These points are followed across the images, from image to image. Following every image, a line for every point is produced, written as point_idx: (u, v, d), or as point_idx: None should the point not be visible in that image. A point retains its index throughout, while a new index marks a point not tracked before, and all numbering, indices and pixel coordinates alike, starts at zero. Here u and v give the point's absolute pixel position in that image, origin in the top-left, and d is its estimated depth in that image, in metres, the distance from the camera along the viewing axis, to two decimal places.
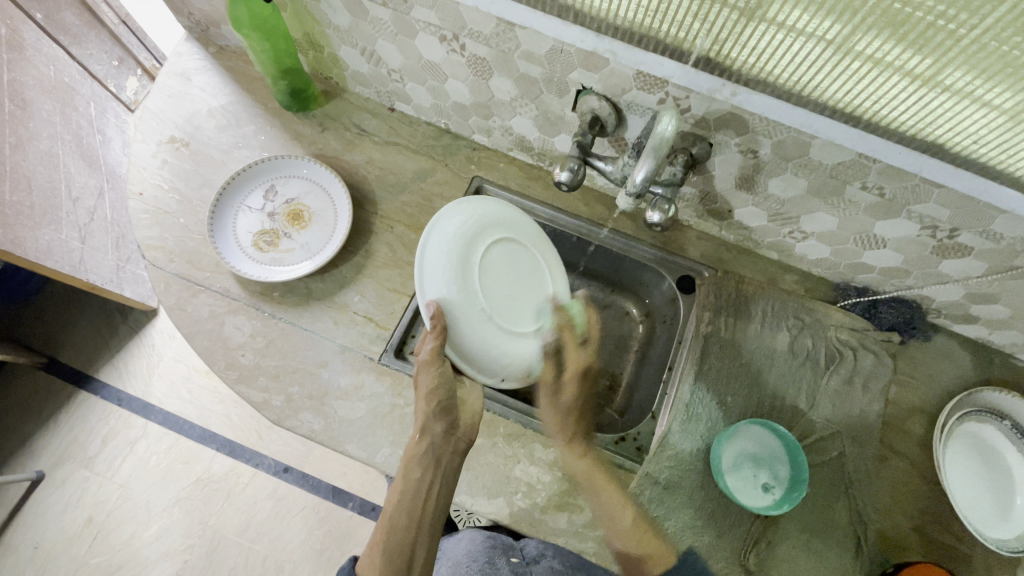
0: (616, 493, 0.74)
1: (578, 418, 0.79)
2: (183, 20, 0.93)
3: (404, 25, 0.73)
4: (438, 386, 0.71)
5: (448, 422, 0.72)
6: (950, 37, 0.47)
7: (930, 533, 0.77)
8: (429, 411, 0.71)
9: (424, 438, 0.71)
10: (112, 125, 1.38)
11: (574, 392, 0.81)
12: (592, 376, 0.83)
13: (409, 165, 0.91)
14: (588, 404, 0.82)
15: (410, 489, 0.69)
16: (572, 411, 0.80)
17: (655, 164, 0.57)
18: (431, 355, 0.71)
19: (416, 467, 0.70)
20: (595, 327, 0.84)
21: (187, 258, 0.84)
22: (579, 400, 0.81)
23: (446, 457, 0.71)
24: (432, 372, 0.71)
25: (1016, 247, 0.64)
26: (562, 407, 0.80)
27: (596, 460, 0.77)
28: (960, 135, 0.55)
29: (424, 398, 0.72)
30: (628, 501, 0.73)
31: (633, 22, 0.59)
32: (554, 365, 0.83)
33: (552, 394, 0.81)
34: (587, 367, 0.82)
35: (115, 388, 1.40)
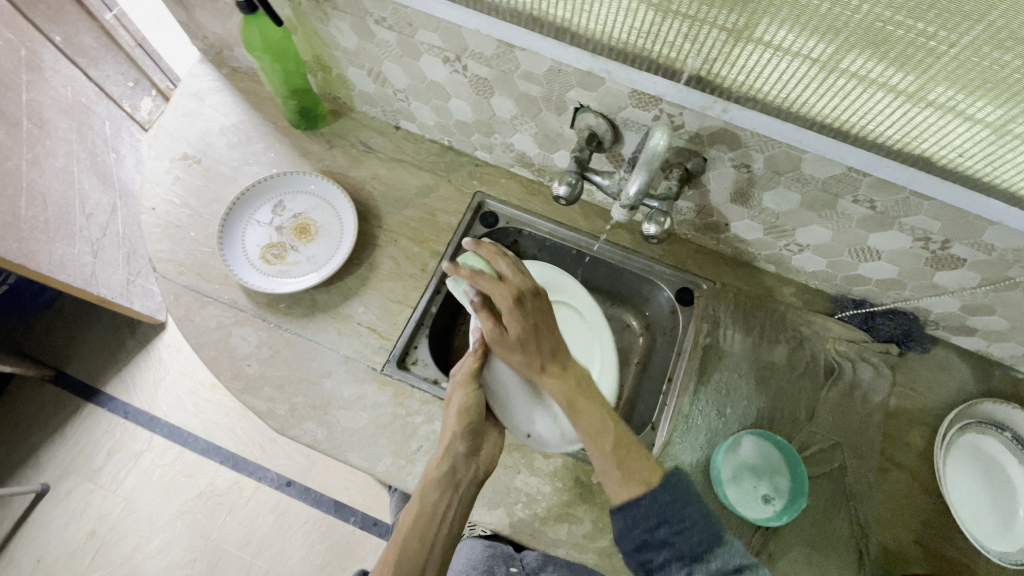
0: (598, 412, 0.70)
1: (537, 342, 0.72)
2: (198, 43, 0.97)
3: (408, 47, 0.76)
4: (470, 405, 0.73)
5: (472, 446, 0.72)
6: (931, 53, 0.49)
7: (934, 547, 0.76)
8: (456, 430, 0.71)
9: (447, 457, 0.70)
10: (126, 143, 1.42)
11: (518, 323, 0.71)
12: (533, 295, 0.72)
13: (413, 181, 0.94)
14: (540, 319, 0.73)
15: (427, 512, 0.67)
16: (524, 342, 0.72)
17: (648, 177, 0.59)
18: (467, 374, 0.75)
19: (433, 487, 0.69)
20: (497, 255, 0.74)
21: (196, 271, 0.86)
22: (527, 326, 0.71)
23: (466, 482, 0.70)
24: (465, 393, 0.74)
25: (1007, 258, 0.66)
26: (516, 342, 0.72)
27: (576, 380, 0.73)
28: (945, 148, 0.57)
29: (454, 416, 0.72)
30: (608, 415, 0.70)
31: (626, 43, 0.61)
32: (489, 312, 0.72)
33: (499, 339, 0.73)
34: (525, 288, 0.72)
35: (121, 401, 1.42)
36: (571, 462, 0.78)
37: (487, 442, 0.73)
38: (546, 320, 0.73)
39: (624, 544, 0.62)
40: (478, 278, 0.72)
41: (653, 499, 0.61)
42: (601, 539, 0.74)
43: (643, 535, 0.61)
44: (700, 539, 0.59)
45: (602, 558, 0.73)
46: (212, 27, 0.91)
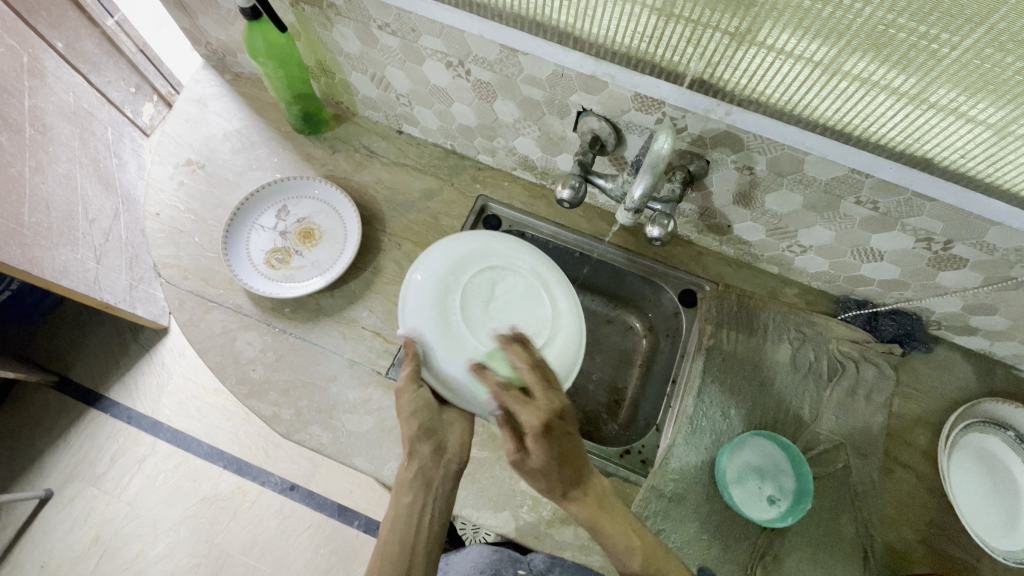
0: (620, 525, 0.65)
1: (563, 467, 0.63)
2: (201, 49, 0.97)
3: (412, 52, 0.76)
4: (418, 409, 0.70)
5: (436, 443, 0.70)
6: (933, 56, 0.49)
7: (939, 546, 0.76)
8: (414, 430, 0.70)
9: (413, 460, 0.69)
10: (128, 149, 1.43)
11: (543, 452, 0.63)
12: (563, 418, 0.66)
13: (416, 185, 0.94)
14: (569, 448, 0.65)
15: (402, 515, 0.67)
16: (546, 471, 0.63)
17: (652, 180, 0.59)
18: (406, 380, 0.70)
19: (405, 491, 0.68)
20: (525, 361, 0.70)
21: (201, 276, 0.87)
22: (553, 456, 0.63)
23: (437, 478, 0.69)
24: (409, 395, 0.70)
25: (1010, 258, 0.66)
26: (539, 471, 0.64)
27: (598, 501, 0.66)
28: (947, 149, 0.57)
29: (405, 420, 0.70)
30: (632, 527, 0.65)
31: (629, 47, 0.62)
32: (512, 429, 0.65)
33: (520, 464, 0.64)
34: (553, 406, 0.65)
35: (125, 407, 1.42)
36: None
37: (450, 435, 0.72)
38: (578, 452, 0.66)
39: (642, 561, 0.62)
40: (504, 393, 0.67)
41: None
42: None
43: None
44: None
45: (608, 560, 0.73)
46: (216, 33, 0.92)
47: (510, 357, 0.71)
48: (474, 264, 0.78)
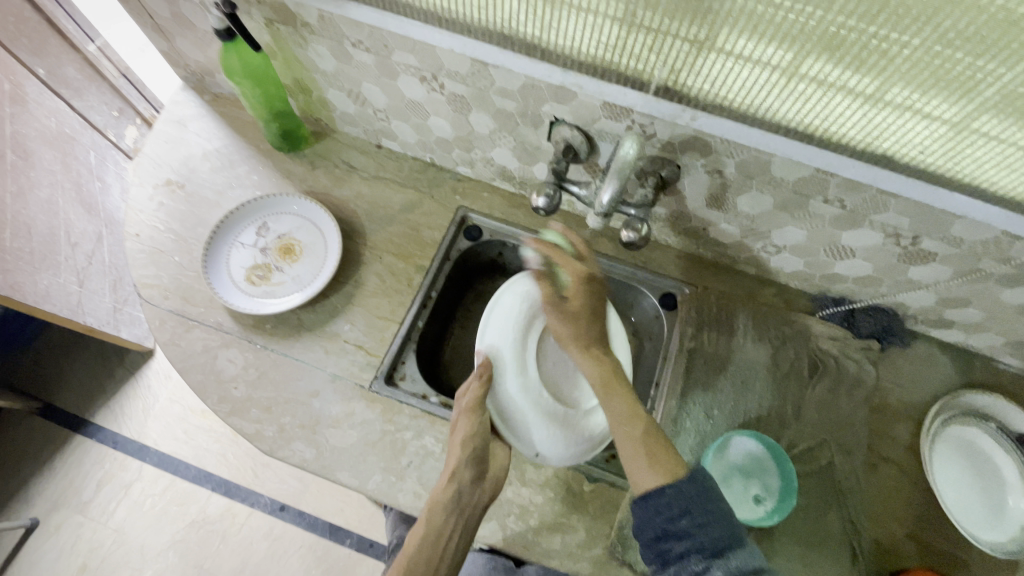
0: (628, 408, 0.71)
1: (587, 320, 0.79)
2: (180, 71, 0.98)
3: (386, 68, 0.77)
4: (474, 436, 0.72)
5: (478, 472, 0.71)
6: (884, 56, 0.51)
7: (926, 540, 0.77)
8: (460, 457, 0.70)
9: (452, 484, 0.69)
10: (111, 172, 1.41)
11: (579, 296, 0.80)
12: (591, 278, 0.81)
13: (396, 198, 0.95)
14: (601, 307, 0.81)
15: (431, 535, 0.68)
16: (579, 315, 0.79)
17: (619, 185, 0.61)
18: (473, 403, 0.74)
19: (439, 512, 0.69)
20: (582, 247, 0.82)
21: (182, 295, 0.86)
22: (586, 301, 0.80)
23: (470, 507, 0.70)
24: (470, 420, 0.73)
25: (976, 251, 0.67)
26: (570, 312, 0.80)
27: (612, 365, 0.76)
28: (905, 146, 0.59)
29: (458, 445, 0.71)
30: (639, 409, 0.71)
31: (595, 57, 0.63)
32: (550, 281, 0.83)
33: (555, 304, 0.81)
34: (585, 275, 0.80)
35: (111, 431, 1.40)
36: (563, 471, 0.78)
37: (492, 467, 0.72)
38: (601, 309, 0.81)
39: (644, 536, 0.60)
40: (557, 253, 0.81)
41: (676, 492, 0.59)
42: (595, 548, 0.74)
43: (664, 526, 0.58)
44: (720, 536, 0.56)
45: (597, 568, 0.73)
46: (194, 55, 0.93)
47: (573, 243, 0.84)
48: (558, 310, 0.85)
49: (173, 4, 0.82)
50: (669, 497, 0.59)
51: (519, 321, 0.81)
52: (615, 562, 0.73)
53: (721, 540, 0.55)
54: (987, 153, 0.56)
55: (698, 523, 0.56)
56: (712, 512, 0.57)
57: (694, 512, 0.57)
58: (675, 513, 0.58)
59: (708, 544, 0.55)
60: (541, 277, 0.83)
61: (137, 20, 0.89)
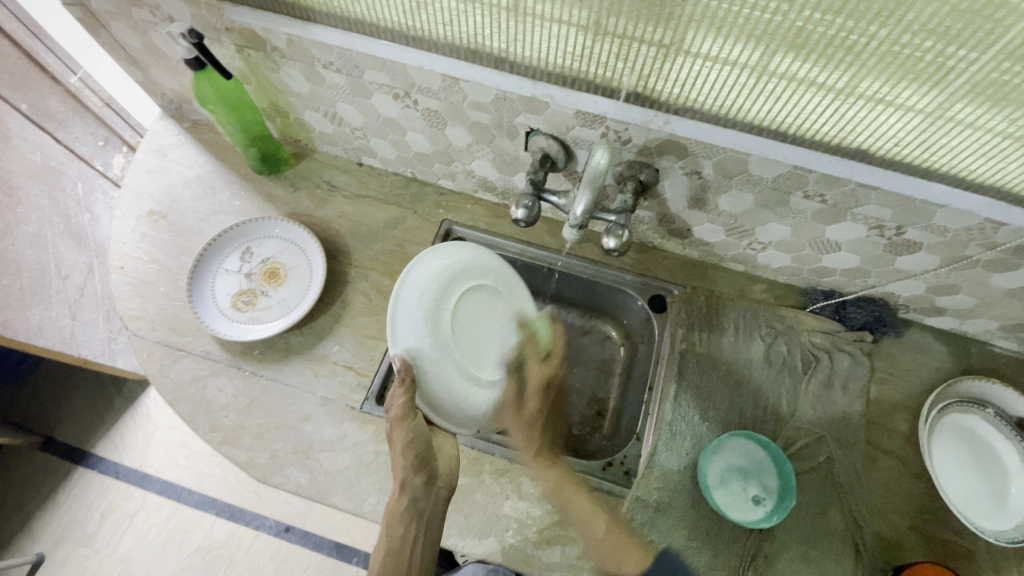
0: (584, 504, 0.74)
1: (541, 428, 0.80)
2: (158, 100, 0.99)
3: (359, 87, 0.77)
4: (412, 442, 0.71)
5: (427, 475, 0.71)
6: (850, 51, 0.50)
7: (930, 531, 0.76)
8: (405, 468, 0.70)
9: (404, 495, 0.71)
10: (100, 203, 1.35)
11: (538, 400, 0.82)
12: (555, 389, 0.84)
13: (380, 215, 0.94)
14: (555, 411, 0.84)
15: (395, 543, 0.72)
16: (534, 424, 0.80)
17: (593, 195, 0.60)
18: (402, 412, 0.72)
19: (398, 522, 0.71)
20: (559, 338, 0.85)
21: (169, 326, 0.86)
22: (541, 411, 0.81)
23: (428, 509, 0.72)
24: (404, 429, 0.71)
25: (962, 238, 0.66)
26: (529, 420, 0.80)
27: (564, 471, 0.77)
28: (880, 139, 0.59)
29: (400, 456, 0.71)
30: (603, 512, 0.74)
31: (564, 67, 0.63)
32: (516, 374, 0.85)
33: (512, 405, 0.82)
34: (549, 379, 0.83)
35: (112, 462, 1.40)
36: None
37: (440, 464, 0.73)
38: (554, 420, 0.83)
39: None
40: (532, 347, 0.84)
41: None
42: None
43: None
44: None
45: None
46: (170, 84, 0.93)
47: (553, 332, 0.86)
48: (458, 284, 0.84)
49: (144, 35, 0.82)
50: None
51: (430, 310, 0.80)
52: None
53: None
54: (962, 141, 0.56)
55: None
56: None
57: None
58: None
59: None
60: (511, 365, 0.85)
61: (110, 53, 0.89)
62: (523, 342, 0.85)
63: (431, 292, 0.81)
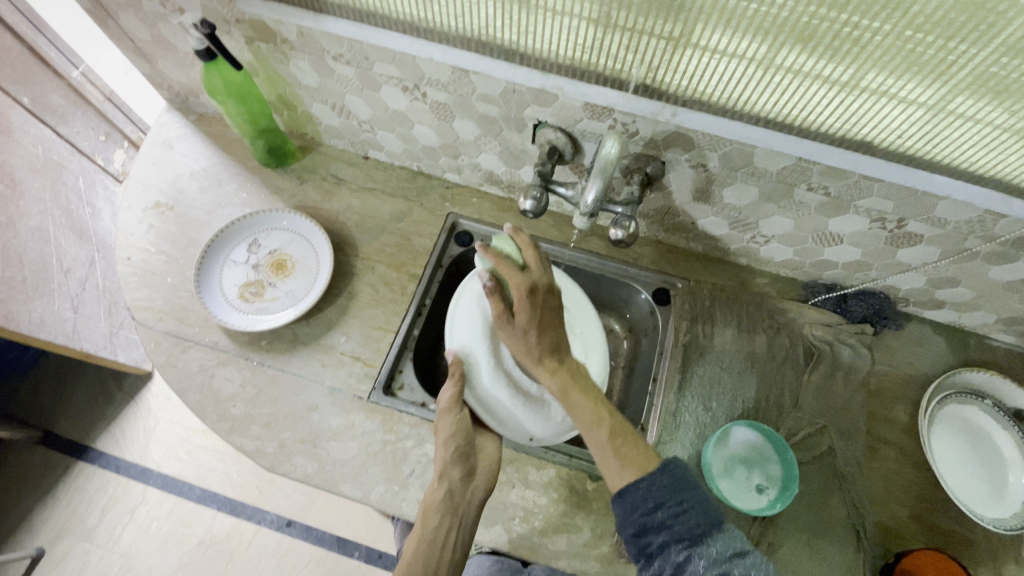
0: (592, 407, 0.68)
1: (541, 330, 0.70)
2: (164, 93, 0.99)
3: (368, 80, 0.77)
4: (456, 432, 0.71)
5: (468, 467, 0.70)
6: (855, 45, 0.51)
7: (929, 520, 0.77)
8: (447, 455, 0.69)
9: (443, 484, 0.68)
10: (101, 197, 1.39)
11: (527, 311, 0.70)
12: (547, 291, 0.71)
13: (386, 208, 0.95)
14: (551, 314, 0.71)
15: (427, 537, 0.66)
16: (527, 331, 0.70)
17: (603, 184, 0.61)
18: (450, 401, 0.73)
19: (432, 513, 0.67)
20: (529, 247, 0.72)
21: (176, 316, 0.86)
22: (535, 317, 0.70)
23: (464, 504, 0.68)
24: (452, 418, 0.72)
25: (962, 230, 0.68)
26: (520, 330, 0.71)
27: (572, 372, 0.71)
28: (884, 131, 0.60)
29: (443, 442, 0.70)
30: (603, 405, 0.68)
31: (573, 59, 0.64)
32: (499, 297, 0.71)
33: (503, 321, 0.71)
34: (537, 282, 0.70)
35: (114, 456, 1.40)
36: (564, 470, 0.79)
37: (481, 464, 0.72)
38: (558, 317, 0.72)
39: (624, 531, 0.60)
40: (501, 262, 0.70)
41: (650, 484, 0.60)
42: (601, 546, 0.74)
43: (642, 520, 0.59)
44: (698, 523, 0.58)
45: (604, 565, 0.73)
46: (176, 76, 0.93)
47: (516, 242, 0.73)
48: None
49: (153, 26, 0.82)
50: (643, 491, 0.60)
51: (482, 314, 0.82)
52: (622, 559, 0.73)
53: (698, 527, 0.57)
54: (964, 133, 0.57)
55: (674, 514, 0.58)
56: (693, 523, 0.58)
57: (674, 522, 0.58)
58: (649, 507, 0.59)
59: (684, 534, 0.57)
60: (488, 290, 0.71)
61: (118, 44, 0.89)
62: (499, 257, 0.72)
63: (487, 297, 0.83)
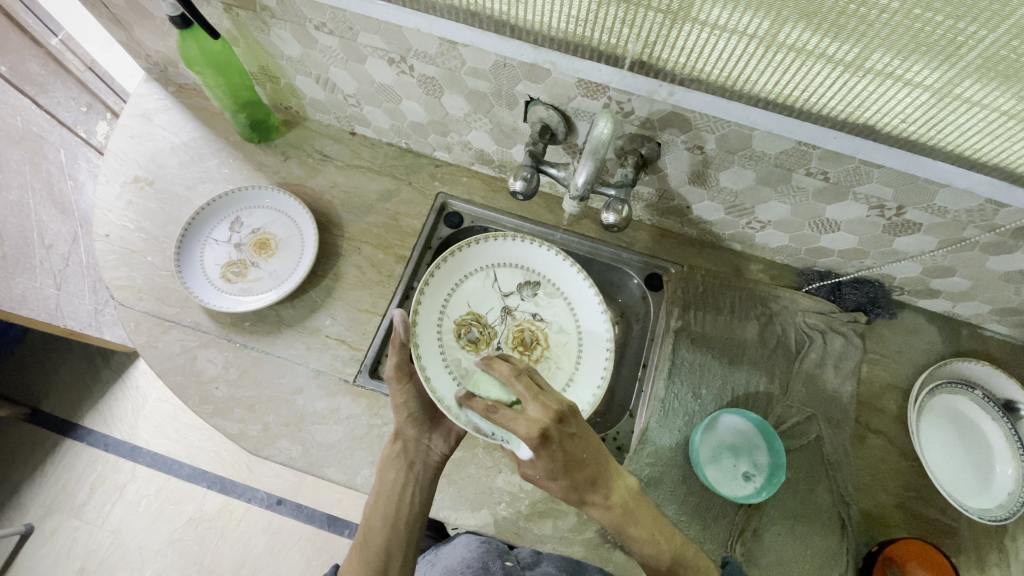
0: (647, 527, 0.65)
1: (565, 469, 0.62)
2: (142, 62, 0.95)
3: (352, 51, 0.74)
4: (409, 400, 0.73)
5: (420, 427, 0.73)
6: (862, 22, 0.48)
7: (913, 508, 0.77)
8: (401, 418, 0.73)
9: (396, 443, 0.72)
10: (83, 170, 1.32)
11: (546, 458, 0.61)
12: (563, 421, 0.61)
13: (373, 186, 0.92)
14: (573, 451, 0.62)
15: (384, 490, 0.70)
16: (554, 470, 0.62)
17: (595, 167, 0.59)
18: (396, 370, 0.73)
19: (389, 468, 0.71)
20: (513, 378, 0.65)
21: (157, 296, 0.84)
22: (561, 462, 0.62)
23: (419, 460, 0.72)
24: (400, 387, 0.73)
25: (961, 219, 0.66)
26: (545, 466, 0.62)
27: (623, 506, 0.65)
28: (888, 115, 0.57)
29: (397, 410, 0.73)
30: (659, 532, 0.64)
31: (567, 32, 0.61)
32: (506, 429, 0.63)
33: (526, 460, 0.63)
34: (542, 427, 0.60)
35: (101, 433, 1.39)
36: None
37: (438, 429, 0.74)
38: (584, 450, 0.63)
39: None
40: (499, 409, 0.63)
41: None
42: (587, 531, 0.74)
43: None
44: None
45: (589, 550, 0.73)
46: (154, 45, 0.89)
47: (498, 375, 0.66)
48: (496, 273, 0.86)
49: None
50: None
51: (486, 285, 0.86)
52: (606, 544, 0.73)
53: None
54: (969, 119, 0.54)
55: None
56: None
57: None
58: None
59: None
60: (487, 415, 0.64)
61: (91, 10, 0.85)
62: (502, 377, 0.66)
63: (495, 269, 0.86)
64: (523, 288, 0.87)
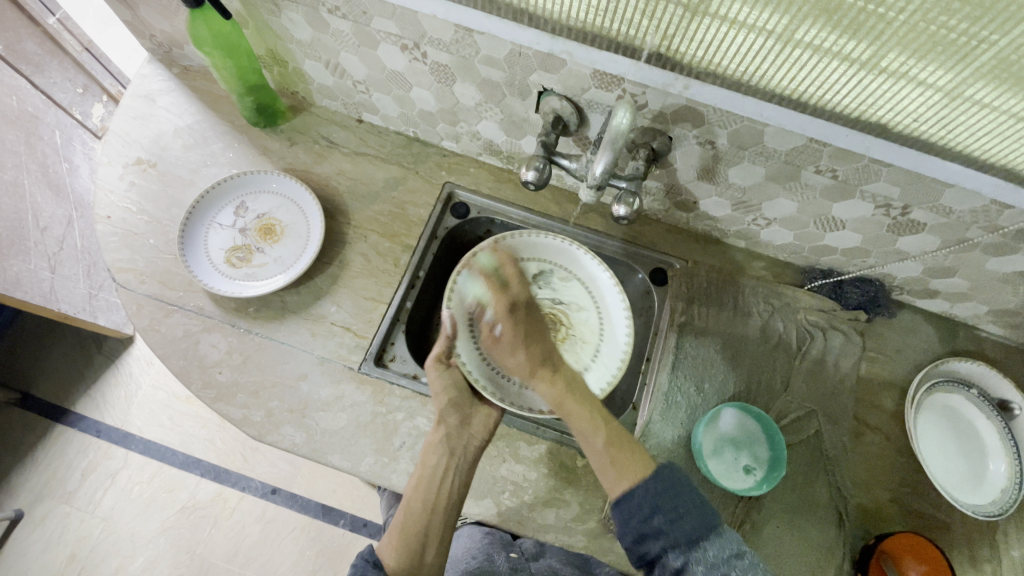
0: (587, 415, 0.68)
1: (523, 344, 0.74)
2: (145, 42, 0.93)
3: (364, 36, 0.73)
4: (449, 387, 0.74)
5: (463, 417, 0.73)
6: (881, 20, 0.49)
7: (908, 504, 0.79)
8: (442, 404, 0.73)
9: (440, 427, 0.72)
10: (78, 152, 1.31)
11: (510, 324, 0.75)
12: (527, 306, 0.77)
13: (380, 174, 0.92)
14: (535, 326, 0.75)
15: (427, 471, 0.68)
16: (513, 341, 0.75)
17: (613, 157, 0.59)
18: (438, 357, 0.76)
19: (433, 451, 0.70)
20: (509, 266, 0.78)
21: (159, 279, 0.83)
22: (518, 329, 0.75)
23: (462, 446, 0.71)
24: (439, 373, 0.75)
25: (965, 220, 0.67)
26: (507, 340, 0.75)
27: (565, 383, 0.72)
28: (900, 114, 0.58)
29: (438, 398, 0.74)
30: (598, 415, 0.67)
31: (585, 22, 0.61)
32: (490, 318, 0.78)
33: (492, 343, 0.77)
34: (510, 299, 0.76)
35: (94, 420, 1.37)
36: (554, 446, 0.79)
37: (477, 415, 0.74)
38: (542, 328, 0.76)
39: (624, 538, 0.59)
40: (489, 282, 0.77)
41: (645, 489, 0.59)
42: (589, 521, 0.74)
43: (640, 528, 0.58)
44: (694, 527, 0.57)
45: (591, 539, 0.73)
46: (159, 25, 0.88)
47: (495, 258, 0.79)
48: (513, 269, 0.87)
49: None
50: (639, 497, 0.59)
51: None
52: (609, 534, 0.74)
53: (694, 532, 0.56)
54: (978, 120, 0.55)
55: (669, 520, 0.57)
56: (682, 507, 0.58)
57: (665, 506, 0.58)
58: (647, 512, 0.58)
59: (682, 540, 0.56)
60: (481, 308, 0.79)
61: None
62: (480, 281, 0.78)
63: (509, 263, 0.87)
64: (540, 277, 0.88)
